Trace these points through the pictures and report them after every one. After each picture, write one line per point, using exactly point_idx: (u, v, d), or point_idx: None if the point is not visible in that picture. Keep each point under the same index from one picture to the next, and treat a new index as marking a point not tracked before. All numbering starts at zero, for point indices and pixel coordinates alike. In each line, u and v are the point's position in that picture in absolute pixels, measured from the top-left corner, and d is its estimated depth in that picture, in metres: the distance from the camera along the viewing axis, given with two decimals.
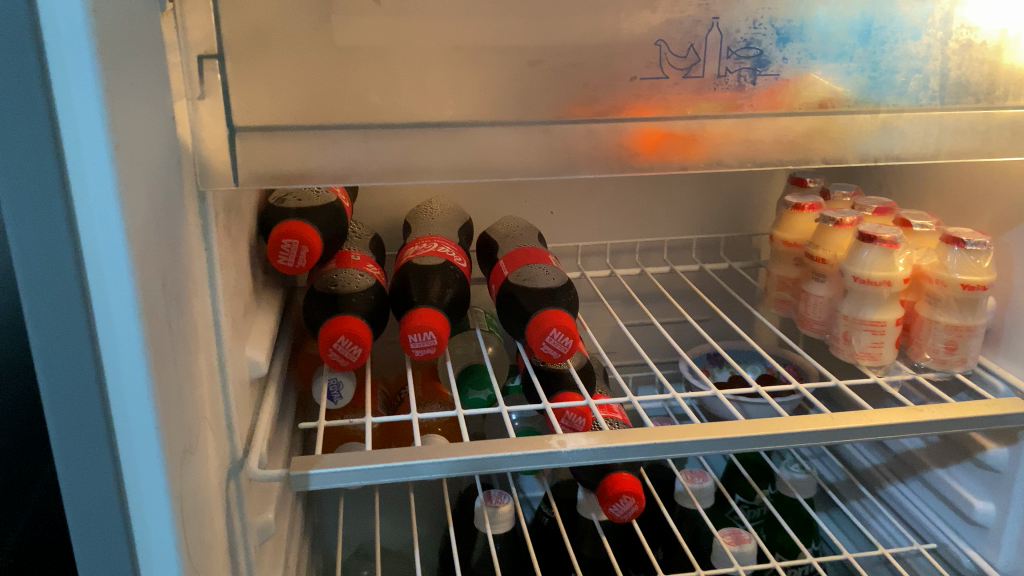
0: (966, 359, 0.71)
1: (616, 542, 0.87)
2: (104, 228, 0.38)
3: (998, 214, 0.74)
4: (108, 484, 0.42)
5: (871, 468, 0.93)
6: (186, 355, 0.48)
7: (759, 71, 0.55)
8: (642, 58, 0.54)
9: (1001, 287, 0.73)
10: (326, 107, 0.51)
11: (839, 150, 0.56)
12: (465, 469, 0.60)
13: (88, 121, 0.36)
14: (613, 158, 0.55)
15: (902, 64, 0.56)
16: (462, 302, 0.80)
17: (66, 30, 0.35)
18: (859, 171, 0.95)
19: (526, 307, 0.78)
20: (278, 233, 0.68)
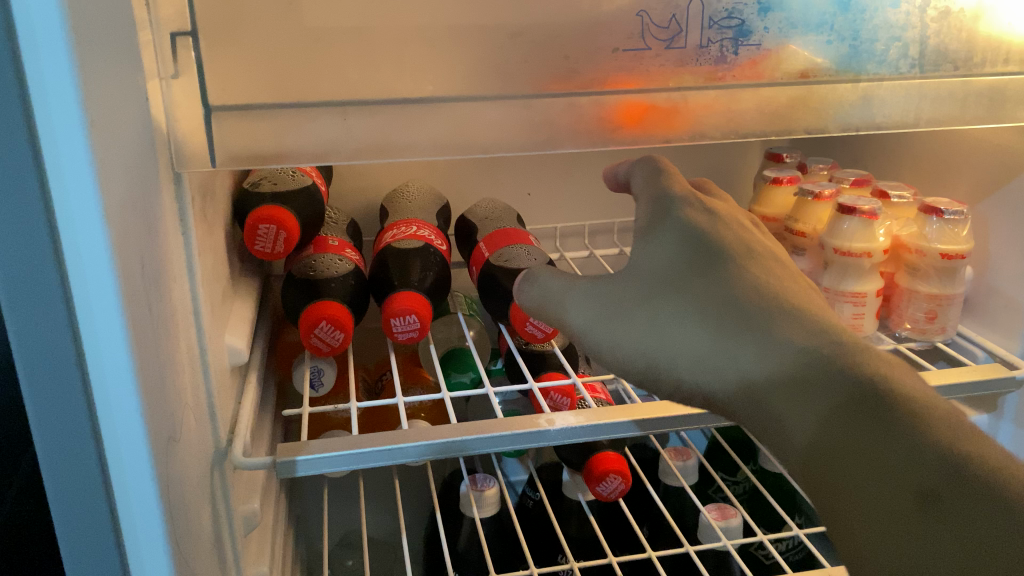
0: (945, 328, 0.72)
1: (603, 521, 0.87)
2: (79, 212, 0.37)
3: (974, 184, 0.75)
4: (93, 474, 0.42)
5: None
6: (166, 341, 0.47)
7: (741, 41, 0.55)
8: (622, 30, 0.54)
9: (978, 256, 0.74)
10: (304, 85, 0.50)
11: (820, 121, 0.56)
12: (451, 450, 0.60)
13: (60, 98, 0.35)
14: (594, 132, 0.54)
15: (882, 33, 0.56)
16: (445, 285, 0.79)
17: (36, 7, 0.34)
18: (833, 145, 0.96)
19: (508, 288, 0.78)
20: (254, 219, 0.67)
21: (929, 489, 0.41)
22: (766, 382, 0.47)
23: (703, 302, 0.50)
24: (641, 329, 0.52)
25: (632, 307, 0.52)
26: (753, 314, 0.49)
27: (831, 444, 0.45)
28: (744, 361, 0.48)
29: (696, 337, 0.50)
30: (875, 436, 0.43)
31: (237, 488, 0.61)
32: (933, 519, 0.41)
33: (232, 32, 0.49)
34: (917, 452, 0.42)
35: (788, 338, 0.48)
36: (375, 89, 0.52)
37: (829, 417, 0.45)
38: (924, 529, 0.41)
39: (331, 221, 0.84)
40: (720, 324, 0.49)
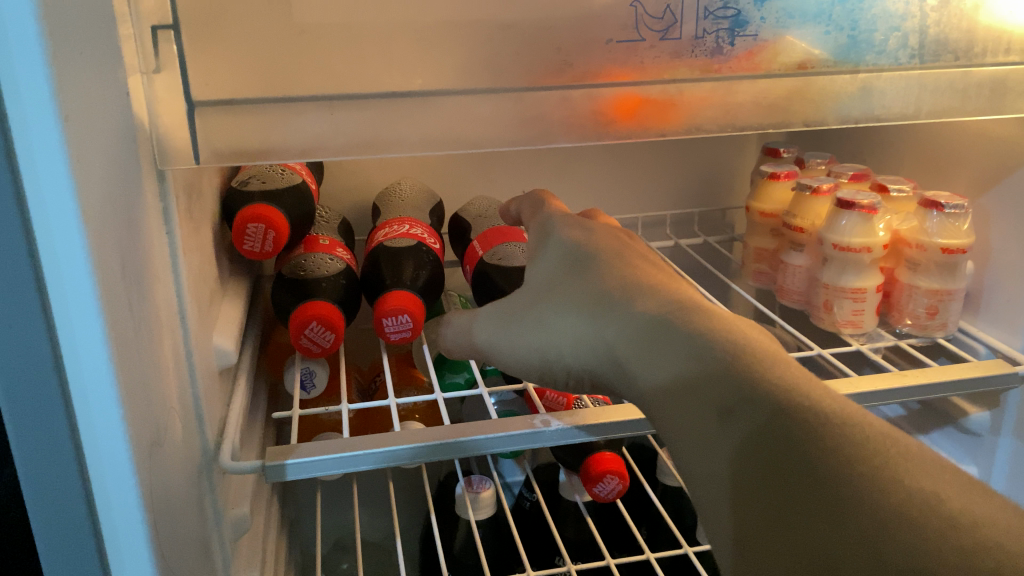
0: (946, 324, 0.71)
1: (601, 523, 0.86)
2: (55, 211, 0.35)
3: (974, 176, 0.73)
4: (73, 482, 0.40)
5: None
6: (149, 343, 0.46)
7: (737, 31, 0.54)
8: (616, 21, 0.52)
9: (979, 250, 0.73)
10: (290, 80, 0.49)
11: (818, 113, 0.55)
12: (444, 452, 0.59)
13: (33, 92, 0.34)
14: (588, 125, 0.53)
15: (880, 22, 0.55)
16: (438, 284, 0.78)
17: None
18: (831, 139, 0.95)
19: (503, 286, 0.76)
20: (243, 218, 0.66)
21: (762, 431, 0.40)
22: (621, 350, 0.49)
23: (561, 293, 0.54)
24: (520, 328, 0.55)
25: (510, 313, 0.56)
26: (605, 294, 0.52)
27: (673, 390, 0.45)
28: (607, 335, 0.50)
29: (553, 316, 0.54)
30: (708, 384, 0.43)
31: (227, 493, 0.60)
32: (733, 431, 0.41)
33: (215, 25, 0.47)
34: (736, 393, 0.42)
35: (641, 310, 0.49)
36: (363, 83, 0.50)
37: (672, 368, 0.45)
38: (742, 455, 0.40)
39: (322, 220, 0.83)
40: (583, 307, 0.52)
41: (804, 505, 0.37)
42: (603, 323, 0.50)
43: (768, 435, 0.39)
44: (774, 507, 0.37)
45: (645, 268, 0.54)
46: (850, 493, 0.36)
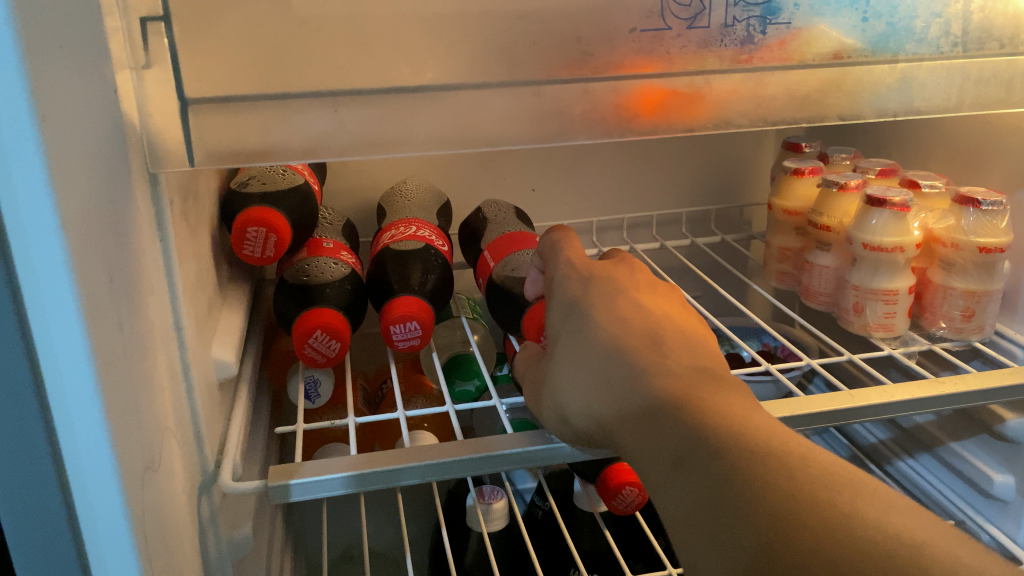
0: (983, 326, 0.68)
1: (618, 533, 0.83)
2: (31, 215, 0.32)
3: (1010, 171, 0.70)
4: (54, 509, 0.37)
5: (877, 444, 0.88)
6: (141, 357, 0.42)
7: (769, 19, 0.50)
8: (640, 8, 0.49)
9: (1016, 248, 0.70)
10: (290, 74, 0.46)
11: (854, 105, 0.52)
12: (456, 470, 0.55)
13: (4, 85, 0.30)
14: (610, 121, 0.50)
15: (922, 8, 0.51)
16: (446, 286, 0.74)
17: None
18: (852, 134, 0.91)
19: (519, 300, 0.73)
20: (242, 221, 0.63)
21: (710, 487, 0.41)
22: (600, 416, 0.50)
23: (577, 355, 0.53)
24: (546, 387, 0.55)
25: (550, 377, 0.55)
26: (613, 352, 0.51)
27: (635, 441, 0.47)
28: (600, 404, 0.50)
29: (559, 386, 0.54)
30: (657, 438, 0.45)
31: (228, 513, 0.57)
32: (685, 478, 0.42)
33: (211, 13, 0.44)
34: (684, 440, 0.44)
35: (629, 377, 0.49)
36: (368, 78, 0.47)
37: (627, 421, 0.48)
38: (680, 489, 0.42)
39: (326, 222, 0.80)
40: (589, 371, 0.52)
41: (730, 523, 0.39)
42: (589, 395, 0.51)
43: (704, 473, 0.41)
44: (706, 529, 0.40)
45: (682, 331, 0.54)
46: (771, 508, 0.38)
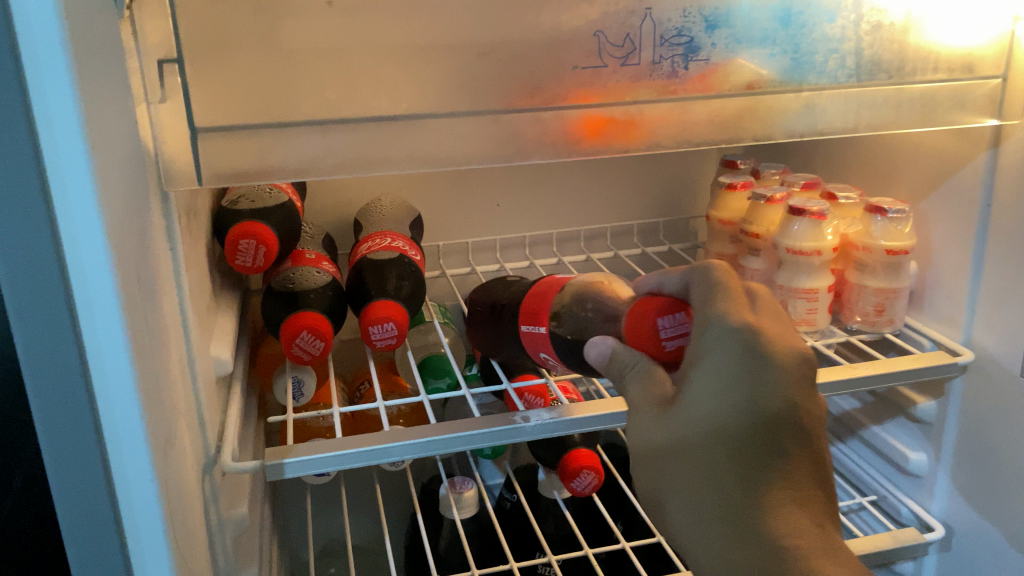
0: (894, 319, 0.77)
1: (579, 517, 0.91)
2: (82, 224, 0.39)
3: (916, 182, 0.80)
4: (96, 480, 0.44)
5: None
6: (159, 349, 0.50)
7: (691, 56, 0.59)
8: (582, 49, 0.58)
9: (921, 249, 0.80)
10: (284, 107, 0.54)
11: (767, 129, 0.61)
12: (431, 450, 0.63)
13: (65, 121, 0.38)
14: (560, 144, 0.58)
15: (820, 45, 0.61)
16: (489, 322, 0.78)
17: (38, 29, 0.36)
18: (784, 151, 1.01)
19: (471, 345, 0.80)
20: (235, 234, 0.70)
21: None
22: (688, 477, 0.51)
23: (719, 472, 0.50)
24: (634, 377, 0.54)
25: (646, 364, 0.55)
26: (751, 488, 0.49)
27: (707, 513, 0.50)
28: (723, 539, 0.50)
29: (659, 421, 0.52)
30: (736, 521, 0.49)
31: (226, 494, 0.64)
32: None
33: (217, 55, 0.52)
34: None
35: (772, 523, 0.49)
36: (351, 108, 0.55)
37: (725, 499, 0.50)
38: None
39: (307, 236, 0.87)
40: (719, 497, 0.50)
41: None
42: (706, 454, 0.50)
43: None
44: None
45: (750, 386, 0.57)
46: None
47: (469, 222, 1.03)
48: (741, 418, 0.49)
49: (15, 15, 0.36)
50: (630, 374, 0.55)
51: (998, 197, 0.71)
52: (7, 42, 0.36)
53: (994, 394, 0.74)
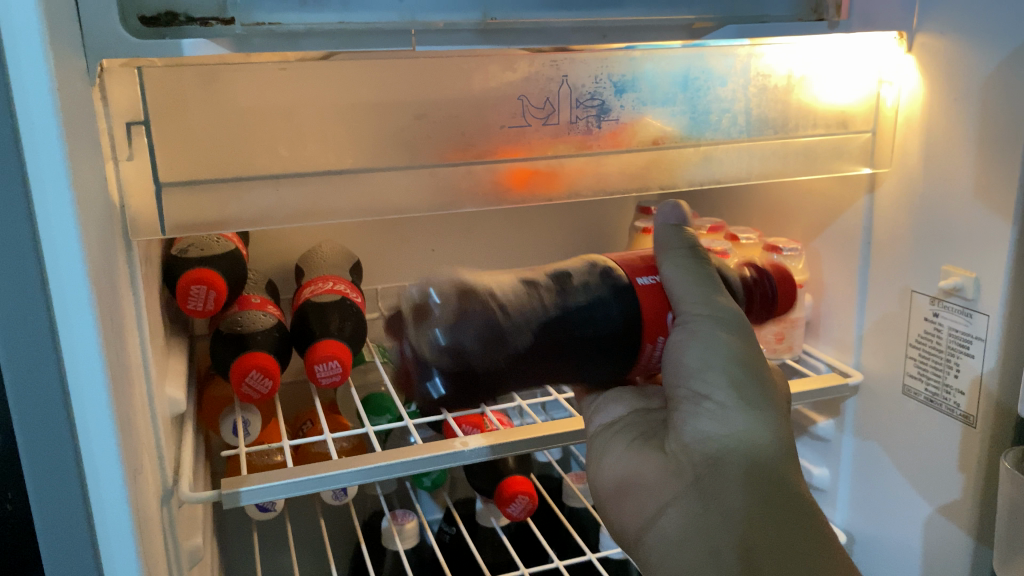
0: (793, 347, 0.89)
1: (517, 542, 0.96)
2: (68, 270, 0.42)
3: (808, 225, 0.90)
4: (76, 516, 0.46)
5: None
6: (127, 383, 0.53)
7: (603, 117, 0.68)
8: (508, 110, 0.66)
9: (814, 283, 0.90)
10: (240, 164, 0.60)
11: (672, 179, 0.70)
12: (379, 473, 0.70)
13: (55, 177, 0.41)
14: (490, 194, 0.66)
15: (714, 106, 0.71)
16: (541, 321, 0.63)
17: (35, 96, 0.40)
18: (694, 197, 1.10)
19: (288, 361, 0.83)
20: (185, 281, 0.74)
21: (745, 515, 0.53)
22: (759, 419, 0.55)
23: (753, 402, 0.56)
24: (680, 282, 0.59)
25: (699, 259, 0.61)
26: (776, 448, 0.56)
27: (733, 481, 0.54)
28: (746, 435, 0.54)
29: (746, 360, 0.57)
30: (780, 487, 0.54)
31: (181, 525, 0.68)
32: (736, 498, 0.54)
33: (178, 118, 0.57)
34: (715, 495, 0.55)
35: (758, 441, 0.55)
36: (302, 164, 0.62)
37: (777, 467, 0.54)
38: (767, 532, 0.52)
39: (251, 282, 0.92)
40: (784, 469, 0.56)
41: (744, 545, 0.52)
42: (771, 408, 0.56)
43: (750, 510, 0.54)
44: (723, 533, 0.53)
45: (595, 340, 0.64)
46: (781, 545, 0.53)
47: (406, 266, 1.08)
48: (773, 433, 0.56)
49: (13, 80, 0.39)
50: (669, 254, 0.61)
51: (874, 234, 0.81)
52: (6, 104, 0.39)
53: (878, 410, 0.84)
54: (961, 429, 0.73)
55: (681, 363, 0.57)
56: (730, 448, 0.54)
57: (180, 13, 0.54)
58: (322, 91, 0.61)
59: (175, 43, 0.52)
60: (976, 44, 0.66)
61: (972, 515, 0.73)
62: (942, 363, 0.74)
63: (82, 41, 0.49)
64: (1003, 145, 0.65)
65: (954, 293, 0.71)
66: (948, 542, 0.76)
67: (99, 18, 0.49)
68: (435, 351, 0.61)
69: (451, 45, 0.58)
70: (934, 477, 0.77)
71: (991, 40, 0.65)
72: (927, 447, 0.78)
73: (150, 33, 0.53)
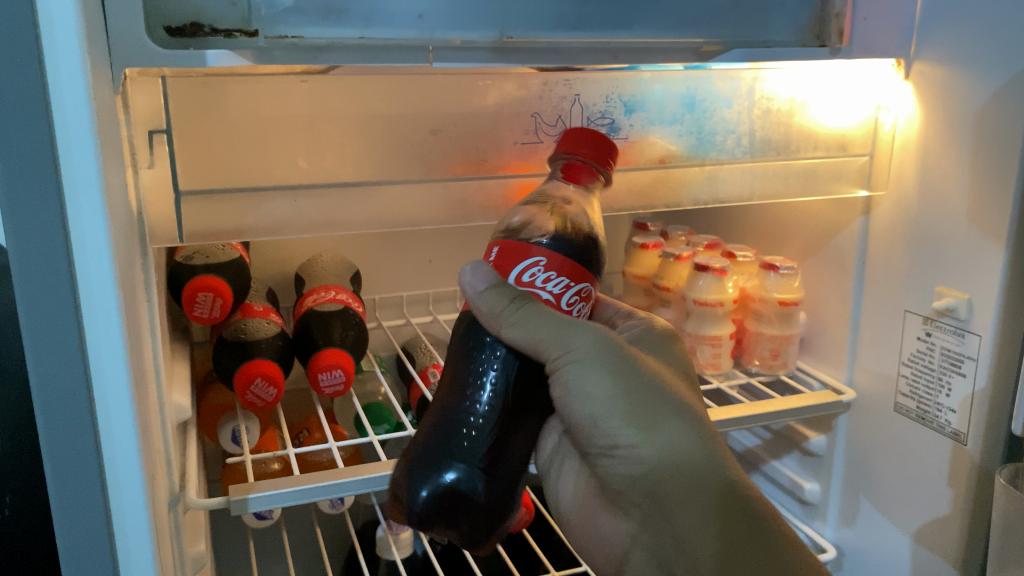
0: (787, 363, 0.90)
1: (513, 552, 0.97)
2: (98, 283, 0.42)
3: (804, 244, 0.92)
4: (98, 524, 0.46)
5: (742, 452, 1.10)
6: (144, 388, 0.54)
7: (612, 135, 0.71)
8: (520, 127, 0.68)
9: (809, 301, 0.92)
10: (257, 174, 0.61)
11: (677, 197, 0.74)
12: (382, 484, 0.71)
13: (88, 186, 0.41)
14: (502, 208, 0.68)
15: (720, 127, 0.74)
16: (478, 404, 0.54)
17: (71, 101, 0.40)
18: (689, 215, 1.12)
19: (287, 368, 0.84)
20: (192, 288, 0.75)
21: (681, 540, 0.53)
22: (685, 426, 0.53)
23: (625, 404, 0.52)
24: (546, 330, 0.51)
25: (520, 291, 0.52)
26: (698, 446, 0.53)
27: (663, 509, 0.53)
28: (647, 459, 0.52)
29: (634, 381, 0.53)
30: (730, 509, 0.52)
31: (186, 532, 0.68)
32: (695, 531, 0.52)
33: (200, 124, 0.58)
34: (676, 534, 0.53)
35: (647, 460, 0.52)
36: (319, 175, 0.63)
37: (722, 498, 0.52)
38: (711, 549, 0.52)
39: (253, 290, 0.92)
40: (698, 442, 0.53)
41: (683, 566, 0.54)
42: (675, 420, 0.53)
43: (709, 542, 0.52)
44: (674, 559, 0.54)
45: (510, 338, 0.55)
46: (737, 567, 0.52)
47: (405, 277, 1.09)
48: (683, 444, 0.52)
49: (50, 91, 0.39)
50: (506, 316, 0.51)
51: (869, 255, 0.83)
52: (44, 117, 0.39)
53: (869, 427, 0.86)
54: (953, 446, 0.75)
55: (562, 395, 0.54)
56: (661, 477, 0.52)
57: (206, 25, 0.55)
58: (342, 104, 0.63)
59: (199, 54, 0.53)
60: (973, 73, 0.68)
61: (961, 531, 0.75)
62: (934, 382, 0.76)
63: (110, 51, 0.49)
64: (997, 172, 0.67)
65: (947, 313, 0.73)
66: (938, 556, 0.78)
67: (126, 28, 0.50)
68: (422, 520, 0.54)
69: (469, 62, 0.60)
70: (925, 493, 0.79)
71: (988, 69, 0.67)
72: (918, 463, 0.80)
73: (176, 43, 0.54)
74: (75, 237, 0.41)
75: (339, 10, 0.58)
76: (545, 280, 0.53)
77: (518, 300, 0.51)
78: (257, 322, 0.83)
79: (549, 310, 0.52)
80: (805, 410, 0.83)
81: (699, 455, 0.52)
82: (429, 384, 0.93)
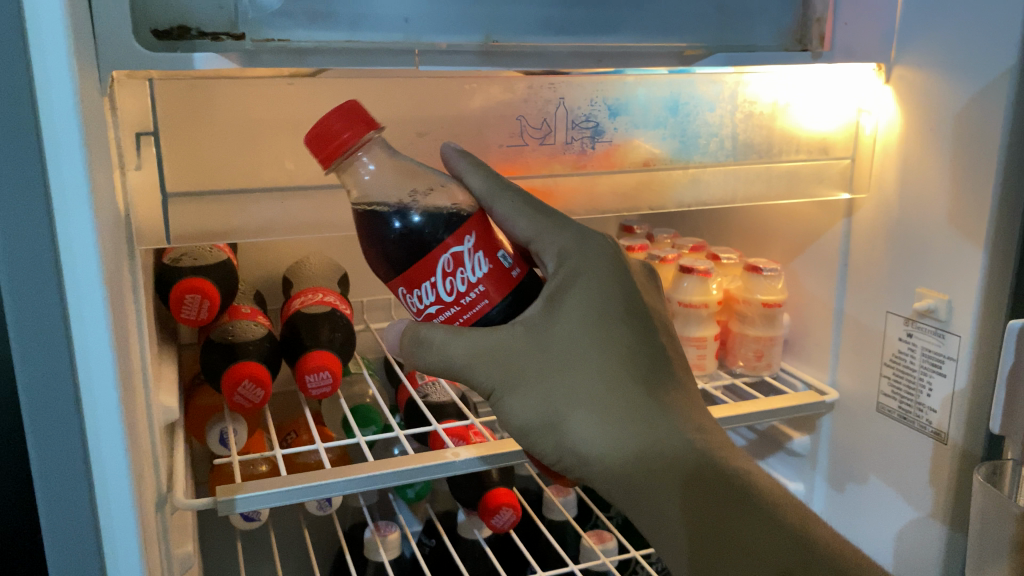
0: (772, 364, 0.91)
1: (500, 552, 0.97)
2: (86, 285, 0.42)
3: (788, 246, 0.93)
4: (85, 525, 0.46)
5: None
6: (131, 389, 0.54)
7: (597, 138, 0.72)
8: (506, 130, 0.68)
9: (793, 302, 0.93)
10: (244, 176, 0.61)
11: (661, 200, 0.75)
12: (369, 484, 0.71)
13: (75, 187, 0.41)
14: None
15: (703, 130, 0.75)
16: None
17: (58, 102, 0.40)
18: (674, 218, 1.13)
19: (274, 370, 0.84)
20: (180, 290, 0.75)
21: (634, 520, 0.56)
22: (586, 416, 0.52)
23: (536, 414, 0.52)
24: (441, 367, 0.51)
25: (416, 329, 0.51)
26: (609, 441, 0.52)
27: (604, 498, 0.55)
28: (569, 464, 0.54)
29: (535, 393, 0.52)
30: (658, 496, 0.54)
31: (173, 533, 0.68)
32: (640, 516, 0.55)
33: (187, 127, 0.58)
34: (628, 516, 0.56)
35: (572, 465, 0.54)
36: (306, 177, 0.64)
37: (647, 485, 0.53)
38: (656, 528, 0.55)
39: (240, 293, 0.93)
40: (609, 435, 0.52)
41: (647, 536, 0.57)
42: (583, 416, 0.52)
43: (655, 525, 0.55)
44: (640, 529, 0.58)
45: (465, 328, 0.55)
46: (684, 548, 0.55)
47: None
48: (599, 445, 0.52)
49: (38, 93, 0.40)
50: (410, 357, 0.52)
51: (851, 256, 0.84)
52: (31, 119, 0.40)
53: (851, 426, 0.87)
54: (933, 445, 0.76)
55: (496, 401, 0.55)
56: (589, 476, 0.54)
57: (193, 28, 0.55)
58: (329, 107, 0.63)
59: (186, 56, 0.53)
60: (952, 77, 0.69)
61: (944, 528, 0.76)
62: (915, 382, 0.77)
63: (98, 54, 0.49)
64: (976, 174, 0.68)
65: (927, 314, 0.74)
66: (921, 555, 0.79)
67: (113, 31, 0.50)
68: None
69: (454, 66, 0.61)
70: (906, 491, 0.80)
71: (967, 73, 0.68)
72: (900, 463, 0.80)
73: (163, 46, 0.54)
74: (62, 238, 0.42)
75: (326, 14, 0.58)
76: (419, 299, 0.52)
77: (410, 344, 0.51)
78: (245, 324, 0.84)
79: (446, 342, 0.50)
80: (790, 410, 0.84)
81: (604, 444, 0.52)
82: (416, 385, 0.93)
